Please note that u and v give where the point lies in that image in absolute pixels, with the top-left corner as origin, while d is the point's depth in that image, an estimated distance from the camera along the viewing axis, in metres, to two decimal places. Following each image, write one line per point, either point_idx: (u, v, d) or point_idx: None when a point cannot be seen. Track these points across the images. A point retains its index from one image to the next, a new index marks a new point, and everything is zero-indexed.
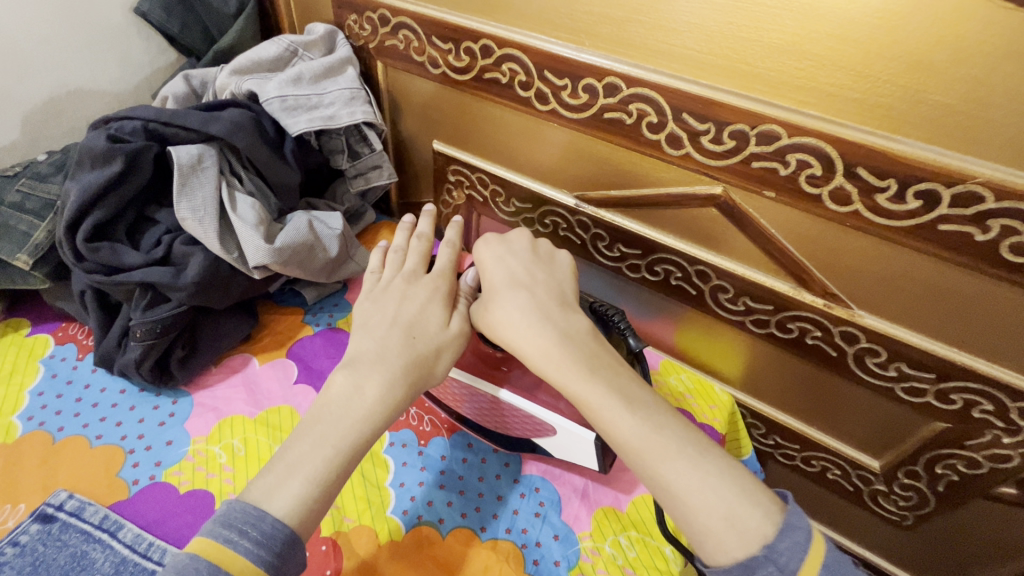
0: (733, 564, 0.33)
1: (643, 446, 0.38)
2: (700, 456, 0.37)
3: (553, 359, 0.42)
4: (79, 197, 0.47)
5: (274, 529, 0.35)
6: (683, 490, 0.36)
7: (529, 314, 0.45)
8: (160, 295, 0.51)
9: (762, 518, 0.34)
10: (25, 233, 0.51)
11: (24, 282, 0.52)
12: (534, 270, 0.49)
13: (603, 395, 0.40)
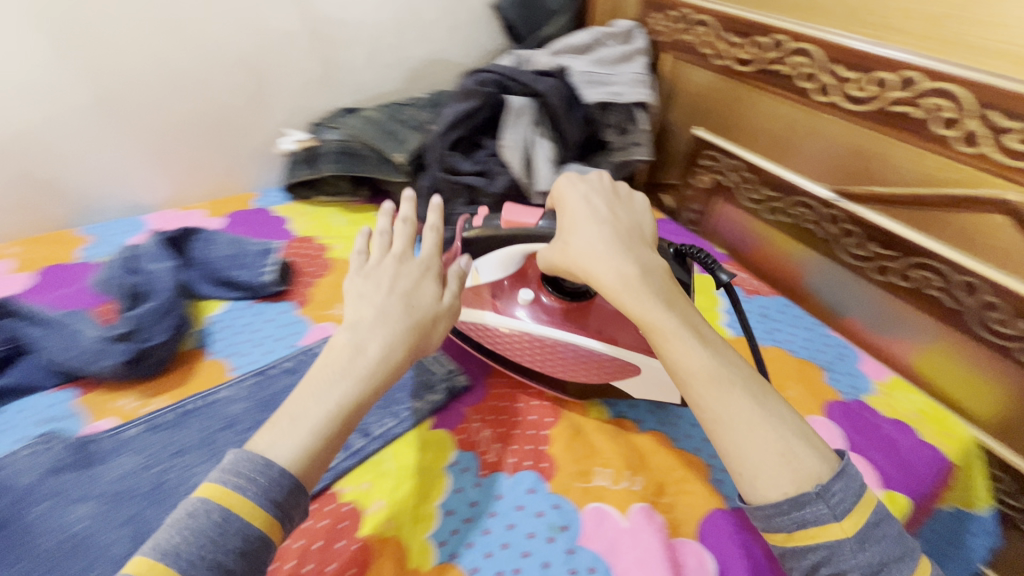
0: (783, 497, 0.34)
1: (712, 378, 0.38)
2: (763, 397, 0.38)
3: (635, 287, 0.41)
4: (451, 117, 0.68)
5: (275, 480, 0.34)
6: (744, 423, 0.36)
7: (611, 244, 0.44)
8: (473, 198, 0.70)
9: (821, 461, 0.35)
10: (405, 140, 0.74)
11: (391, 174, 0.76)
12: (623, 211, 0.48)
13: (677, 323, 0.40)
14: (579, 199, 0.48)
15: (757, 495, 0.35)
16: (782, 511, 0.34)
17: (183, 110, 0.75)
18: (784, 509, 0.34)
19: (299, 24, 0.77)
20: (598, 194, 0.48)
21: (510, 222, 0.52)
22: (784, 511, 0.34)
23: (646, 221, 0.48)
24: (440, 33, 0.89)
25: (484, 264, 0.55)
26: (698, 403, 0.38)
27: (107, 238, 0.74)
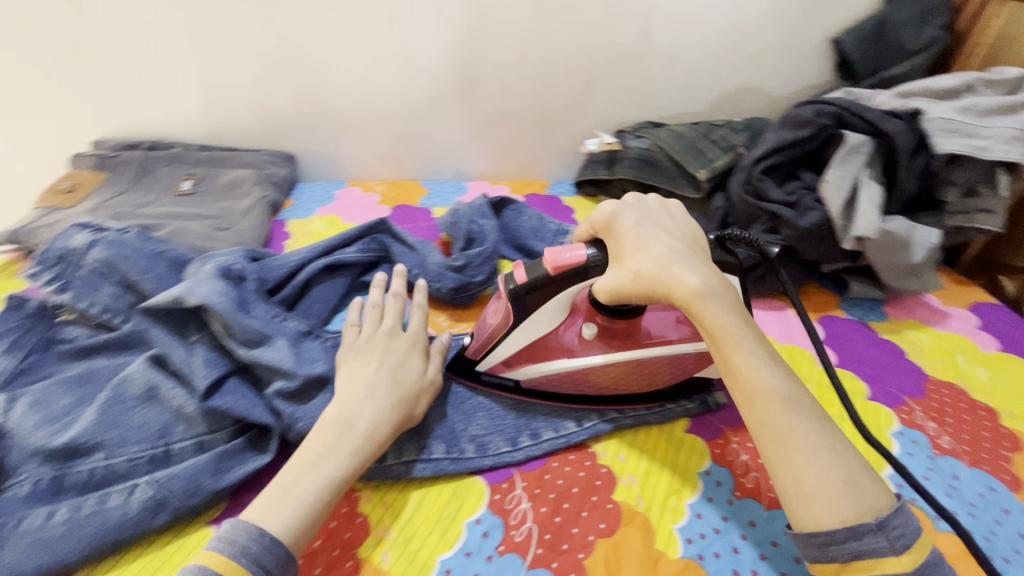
0: (841, 525, 0.36)
1: (778, 401, 0.41)
2: (823, 426, 0.40)
3: (714, 302, 0.44)
4: (773, 144, 0.68)
5: (268, 548, 0.37)
6: (810, 450, 0.39)
7: (691, 263, 0.45)
8: (774, 228, 0.68)
9: (881, 494, 0.38)
10: (711, 160, 0.77)
11: (686, 188, 0.79)
12: (692, 232, 0.49)
13: (748, 341, 0.43)
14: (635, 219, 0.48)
15: (814, 523, 0.37)
16: (845, 540, 0.36)
17: (518, 105, 0.90)
18: (840, 537, 0.36)
19: (639, 42, 0.85)
20: (665, 213, 0.50)
21: (559, 267, 0.48)
22: (840, 540, 0.36)
23: (698, 233, 0.50)
24: (765, 62, 0.88)
25: (542, 319, 0.51)
26: (769, 425, 0.40)
27: (439, 193, 0.93)
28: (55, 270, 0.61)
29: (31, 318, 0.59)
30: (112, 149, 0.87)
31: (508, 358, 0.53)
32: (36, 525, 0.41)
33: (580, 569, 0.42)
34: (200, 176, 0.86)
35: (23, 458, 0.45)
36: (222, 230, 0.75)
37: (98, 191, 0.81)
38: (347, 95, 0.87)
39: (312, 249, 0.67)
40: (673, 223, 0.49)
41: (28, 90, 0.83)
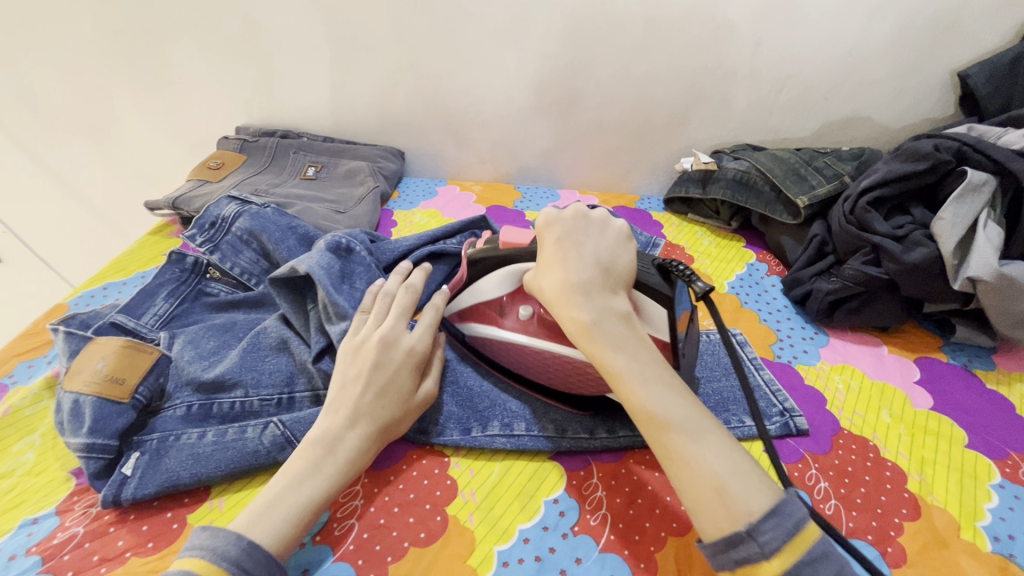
0: (718, 534, 0.34)
1: (655, 423, 0.38)
2: (703, 436, 0.37)
3: (592, 334, 0.41)
4: (882, 176, 0.66)
5: (247, 551, 0.37)
6: (683, 469, 0.36)
7: (580, 287, 0.43)
8: (877, 260, 0.66)
9: (759, 499, 0.34)
10: (812, 186, 0.76)
11: (782, 214, 0.79)
12: (599, 249, 0.46)
13: (628, 366, 0.40)
14: (552, 235, 0.46)
15: (698, 536, 0.35)
16: (723, 550, 0.34)
17: (617, 119, 0.93)
18: (722, 546, 0.34)
19: (745, 66, 0.86)
20: (575, 228, 0.47)
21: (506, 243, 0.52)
22: (721, 550, 0.34)
23: (605, 250, 0.46)
24: (879, 92, 0.86)
25: (484, 288, 0.55)
26: (650, 447, 0.38)
27: (531, 198, 0.97)
28: (209, 234, 0.70)
29: (187, 271, 0.68)
30: (253, 135, 0.99)
31: (461, 311, 0.59)
32: (191, 442, 0.49)
33: (652, 561, 0.44)
34: (323, 164, 0.95)
35: (181, 385, 0.53)
36: (339, 213, 0.84)
37: (240, 170, 0.92)
38: (458, 100, 0.94)
39: (419, 236, 0.74)
40: (580, 241, 0.46)
41: (194, 80, 0.97)
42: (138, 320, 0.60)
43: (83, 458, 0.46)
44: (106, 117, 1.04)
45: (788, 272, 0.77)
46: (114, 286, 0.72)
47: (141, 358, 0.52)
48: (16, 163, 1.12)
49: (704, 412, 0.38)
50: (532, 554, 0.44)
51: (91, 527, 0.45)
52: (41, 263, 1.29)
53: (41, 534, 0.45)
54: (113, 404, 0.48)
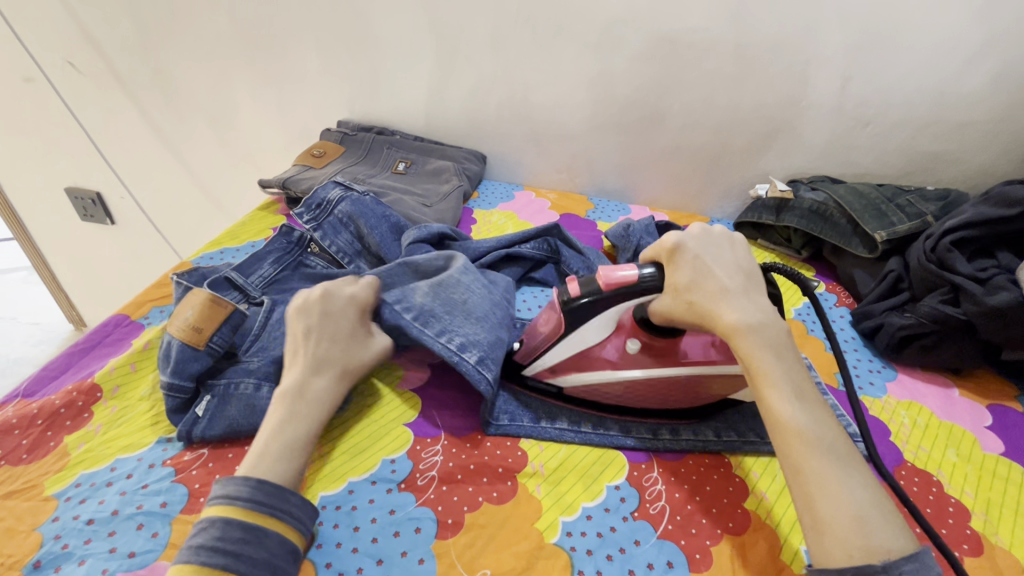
0: (850, 562, 0.36)
1: (800, 437, 0.41)
2: (847, 463, 0.40)
3: (755, 340, 0.45)
4: (968, 218, 0.68)
5: (255, 487, 0.42)
6: (829, 486, 0.39)
7: (742, 298, 0.48)
8: (956, 299, 0.66)
9: (898, 540, 0.37)
10: (893, 223, 0.77)
11: (857, 247, 0.80)
12: (749, 271, 0.50)
13: (780, 379, 0.44)
14: (687, 252, 0.51)
15: (823, 561, 0.37)
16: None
17: (694, 141, 0.96)
18: None
19: (832, 98, 0.87)
20: (726, 247, 0.52)
21: (610, 284, 0.52)
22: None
23: (760, 278, 0.51)
24: (971, 135, 0.85)
25: (585, 332, 0.55)
26: (785, 456, 0.42)
27: (603, 209, 1.01)
28: (314, 214, 0.77)
29: (293, 243, 0.72)
30: (353, 129, 1.08)
31: (555, 365, 0.58)
32: (249, 393, 0.53)
33: (707, 553, 0.46)
34: (412, 160, 1.03)
35: (250, 342, 0.58)
36: (426, 207, 0.90)
37: (340, 160, 1.01)
38: (544, 111, 1.00)
39: (497, 240, 0.77)
40: (726, 259, 0.51)
41: (309, 76, 1.08)
42: (247, 279, 0.65)
43: (165, 393, 0.53)
44: (227, 104, 1.16)
45: (859, 304, 0.78)
46: (229, 251, 0.81)
47: (219, 311, 0.56)
48: (144, 137, 1.26)
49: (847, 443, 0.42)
50: (594, 530, 0.48)
51: (214, 450, 0.52)
52: (149, 230, 1.44)
53: (173, 450, 0.52)
54: (191, 349, 0.54)
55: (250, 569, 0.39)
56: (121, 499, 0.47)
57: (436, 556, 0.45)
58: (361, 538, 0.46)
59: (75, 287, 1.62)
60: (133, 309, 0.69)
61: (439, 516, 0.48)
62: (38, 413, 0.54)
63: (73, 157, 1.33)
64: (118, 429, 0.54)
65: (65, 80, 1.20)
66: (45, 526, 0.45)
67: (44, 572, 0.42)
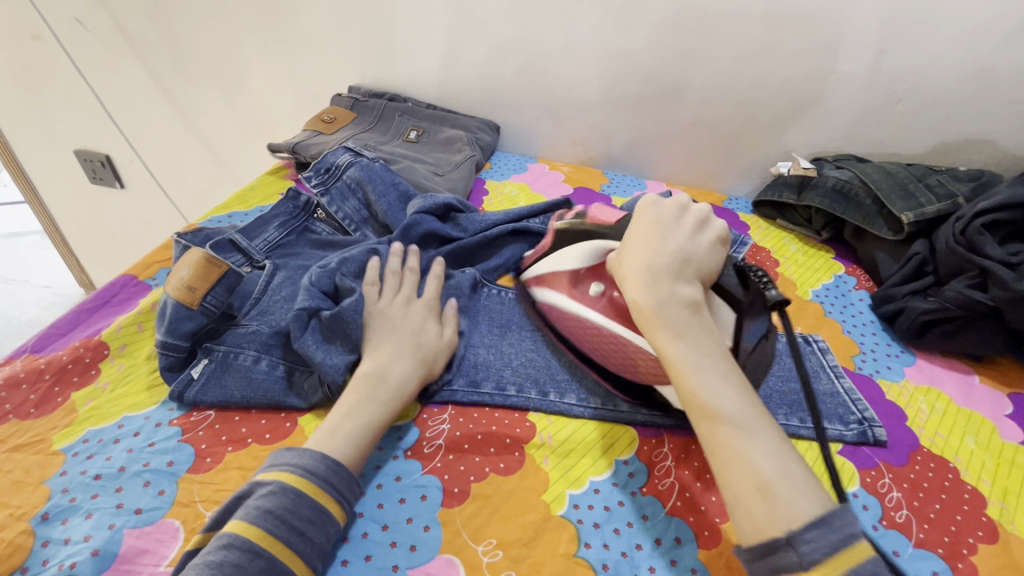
0: (755, 532, 0.35)
1: (704, 413, 0.40)
2: (751, 432, 0.38)
3: (656, 317, 0.44)
4: (1003, 199, 0.65)
5: (331, 469, 0.43)
6: (730, 458, 0.38)
7: (653, 275, 0.46)
8: (984, 285, 0.63)
9: (808, 508, 0.35)
10: (921, 204, 0.74)
11: (880, 228, 0.77)
12: (675, 238, 0.49)
13: (683, 356, 0.42)
14: (636, 227, 0.51)
15: (740, 535, 0.36)
16: (761, 557, 0.35)
17: (716, 115, 0.93)
18: (759, 552, 0.35)
19: (863, 73, 0.83)
20: (656, 219, 0.51)
21: (593, 218, 0.62)
22: (757, 557, 0.35)
23: (683, 243, 0.49)
24: (1009, 115, 0.81)
25: (564, 256, 0.62)
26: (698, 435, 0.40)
27: (619, 184, 0.98)
28: (323, 178, 0.76)
29: (299, 208, 0.72)
30: (364, 95, 1.05)
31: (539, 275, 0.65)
32: (247, 364, 0.53)
33: (716, 529, 0.46)
34: (424, 128, 1.00)
35: (248, 305, 0.57)
36: (437, 175, 0.88)
37: (350, 126, 0.99)
38: (561, 81, 0.96)
39: (505, 213, 0.74)
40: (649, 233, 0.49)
41: (320, 39, 1.05)
42: (251, 242, 0.64)
43: (160, 352, 0.53)
44: (236, 66, 1.13)
45: (879, 288, 0.75)
46: (237, 215, 0.80)
47: (213, 271, 0.55)
48: (152, 98, 1.24)
49: (757, 410, 0.40)
50: (601, 504, 0.47)
51: (221, 412, 0.52)
52: (157, 192, 1.43)
53: (180, 410, 0.52)
54: (185, 308, 0.53)
55: (308, 550, 0.39)
56: (128, 456, 0.47)
57: (442, 524, 0.44)
58: (366, 503, 0.46)
59: (85, 249, 1.63)
60: (141, 270, 0.68)
61: (445, 485, 0.47)
62: (46, 368, 0.54)
63: (82, 117, 1.31)
64: (125, 387, 0.54)
65: (73, 39, 1.18)
66: (53, 480, 0.45)
67: (52, 524, 0.42)
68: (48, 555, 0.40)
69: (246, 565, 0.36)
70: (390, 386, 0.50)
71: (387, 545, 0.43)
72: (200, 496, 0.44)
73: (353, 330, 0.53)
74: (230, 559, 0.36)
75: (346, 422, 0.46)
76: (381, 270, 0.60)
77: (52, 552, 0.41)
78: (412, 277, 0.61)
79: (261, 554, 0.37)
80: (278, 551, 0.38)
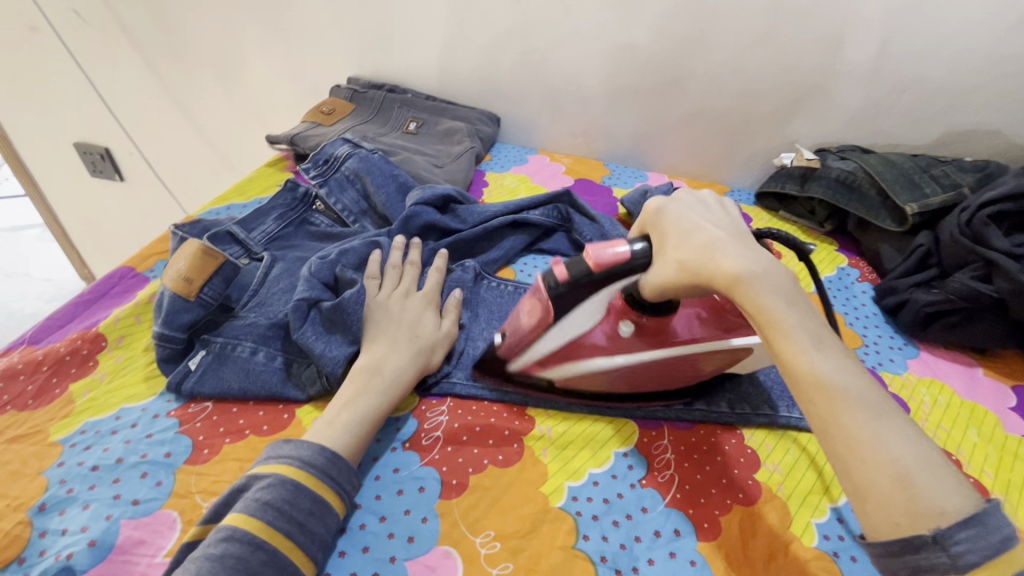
0: (895, 527, 0.32)
1: (829, 391, 0.36)
2: (882, 414, 0.35)
3: (764, 288, 0.39)
4: (1008, 190, 0.64)
5: (330, 461, 0.42)
6: (865, 445, 0.34)
7: (746, 245, 0.42)
8: (988, 276, 0.63)
9: (956, 500, 0.32)
10: (925, 196, 0.73)
11: (883, 220, 0.77)
12: (734, 221, 0.45)
13: (798, 330, 0.38)
14: (670, 218, 0.45)
15: (872, 529, 0.33)
16: (901, 552, 0.32)
17: (719, 106, 0.92)
18: (898, 547, 0.32)
19: (868, 63, 0.82)
20: (705, 206, 0.46)
21: None
22: (895, 552, 0.32)
23: (743, 227, 0.45)
24: (1014, 105, 0.80)
25: None
26: (816, 415, 0.36)
27: (620, 176, 0.98)
28: (321, 170, 0.75)
29: (298, 199, 0.71)
30: (363, 86, 1.04)
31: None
32: (245, 356, 0.52)
33: (716, 522, 0.46)
34: (424, 120, 0.99)
35: (246, 296, 0.57)
36: (437, 167, 0.87)
37: (349, 118, 0.98)
38: (562, 71, 0.95)
39: (505, 204, 0.73)
40: (713, 217, 0.45)
41: (319, 29, 1.04)
42: (249, 234, 0.64)
43: (158, 343, 0.53)
44: (235, 57, 1.13)
45: (882, 280, 0.75)
46: (236, 207, 0.79)
47: (211, 262, 0.54)
48: (150, 90, 1.24)
49: (880, 388, 0.36)
50: (600, 496, 0.47)
51: (219, 404, 0.52)
52: (157, 185, 1.42)
53: (178, 402, 0.52)
54: (181, 300, 0.52)
55: (308, 542, 0.39)
56: (126, 447, 0.47)
57: (440, 515, 0.44)
58: (364, 495, 0.45)
59: (86, 242, 1.63)
60: (138, 261, 0.68)
61: (444, 477, 0.47)
62: (43, 359, 0.53)
63: (81, 109, 1.30)
64: (122, 379, 0.54)
65: (70, 30, 1.17)
66: (50, 471, 0.45)
67: (50, 515, 0.42)
68: (45, 546, 0.40)
69: (247, 557, 0.36)
70: (387, 379, 0.49)
71: (385, 536, 0.43)
72: (197, 487, 0.44)
73: (353, 321, 0.53)
74: (230, 551, 0.36)
75: (344, 413, 0.46)
76: (384, 263, 0.61)
77: (48, 542, 0.41)
78: (411, 268, 0.61)
79: (262, 546, 0.37)
80: (279, 542, 0.38)
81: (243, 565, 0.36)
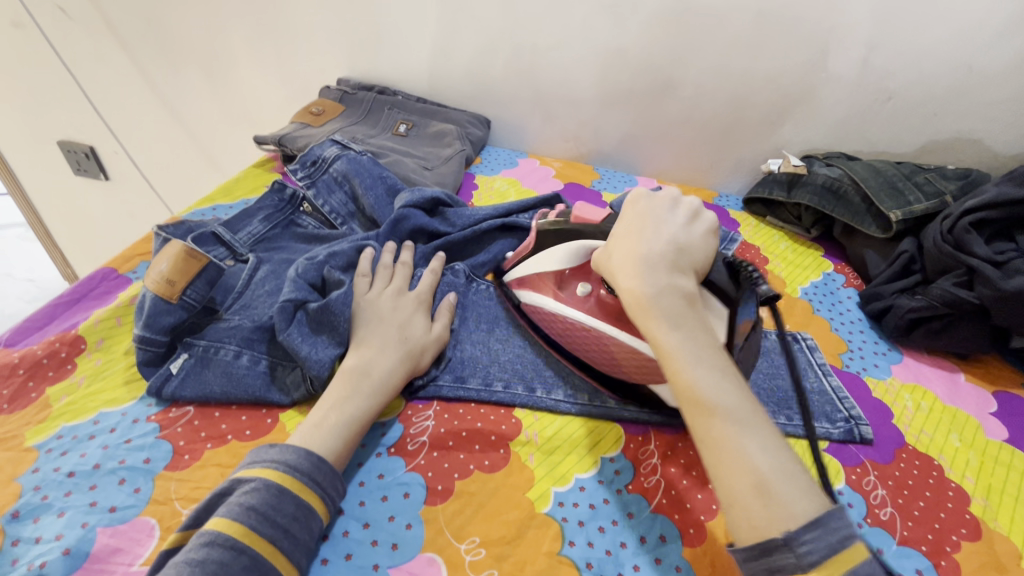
0: (750, 530, 0.33)
1: (699, 403, 0.38)
2: (751, 427, 0.36)
3: (653, 305, 0.42)
4: (990, 198, 0.65)
5: (316, 466, 0.42)
6: (726, 453, 0.35)
7: (648, 266, 0.44)
8: (970, 283, 0.64)
9: (803, 505, 0.33)
10: (909, 202, 0.74)
11: (869, 226, 0.77)
12: (674, 232, 0.47)
13: (681, 347, 0.40)
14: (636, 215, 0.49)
15: (734, 534, 0.34)
16: (757, 556, 0.33)
17: (707, 112, 0.93)
18: (755, 551, 0.33)
19: (854, 72, 0.83)
20: (647, 216, 0.48)
21: (578, 216, 0.57)
22: (754, 556, 0.33)
23: (691, 243, 0.46)
24: (996, 115, 0.82)
25: (550, 258, 0.59)
26: (690, 425, 0.38)
27: (609, 180, 0.98)
28: (309, 171, 0.74)
29: (285, 201, 0.71)
30: (353, 88, 1.04)
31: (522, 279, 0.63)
32: (228, 360, 0.52)
33: (700, 528, 0.45)
34: (413, 122, 0.99)
35: (230, 299, 0.56)
36: (427, 170, 0.87)
37: (338, 119, 0.98)
38: (552, 75, 0.95)
39: (495, 207, 0.73)
40: (655, 226, 0.47)
41: (308, 31, 1.03)
42: (235, 235, 0.63)
43: (138, 347, 0.51)
44: (222, 56, 1.11)
45: (867, 286, 0.75)
46: (222, 208, 0.78)
47: (193, 265, 0.54)
48: (136, 88, 1.22)
49: (756, 405, 0.38)
50: (587, 502, 0.47)
51: (200, 408, 0.51)
52: (143, 185, 1.40)
53: (158, 406, 0.51)
54: (163, 302, 0.51)
55: (291, 548, 0.38)
56: (103, 453, 0.46)
57: (424, 522, 0.44)
58: (348, 500, 0.45)
59: (68, 242, 1.60)
60: (121, 262, 0.67)
61: (429, 482, 0.47)
62: (20, 362, 0.52)
63: (65, 106, 1.28)
64: (101, 383, 0.52)
65: (55, 26, 1.16)
66: (24, 477, 0.44)
67: (23, 523, 0.41)
68: (17, 555, 0.39)
69: (229, 562, 0.35)
70: (376, 381, 0.49)
71: (368, 543, 0.42)
72: (177, 493, 0.44)
73: (340, 324, 0.52)
74: (212, 556, 0.35)
75: (332, 415, 0.46)
76: (375, 265, 0.60)
77: (21, 551, 0.39)
78: (401, 270, 0.60)
79: (245, 551, 0.36)
80: (261, 548, 0.37)
81: (225, 570, 0.35)
